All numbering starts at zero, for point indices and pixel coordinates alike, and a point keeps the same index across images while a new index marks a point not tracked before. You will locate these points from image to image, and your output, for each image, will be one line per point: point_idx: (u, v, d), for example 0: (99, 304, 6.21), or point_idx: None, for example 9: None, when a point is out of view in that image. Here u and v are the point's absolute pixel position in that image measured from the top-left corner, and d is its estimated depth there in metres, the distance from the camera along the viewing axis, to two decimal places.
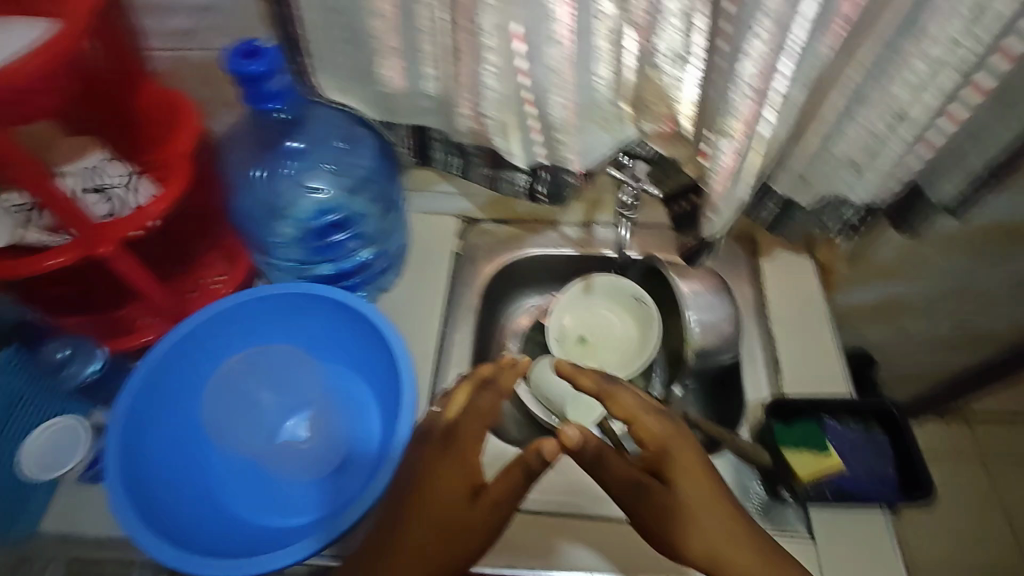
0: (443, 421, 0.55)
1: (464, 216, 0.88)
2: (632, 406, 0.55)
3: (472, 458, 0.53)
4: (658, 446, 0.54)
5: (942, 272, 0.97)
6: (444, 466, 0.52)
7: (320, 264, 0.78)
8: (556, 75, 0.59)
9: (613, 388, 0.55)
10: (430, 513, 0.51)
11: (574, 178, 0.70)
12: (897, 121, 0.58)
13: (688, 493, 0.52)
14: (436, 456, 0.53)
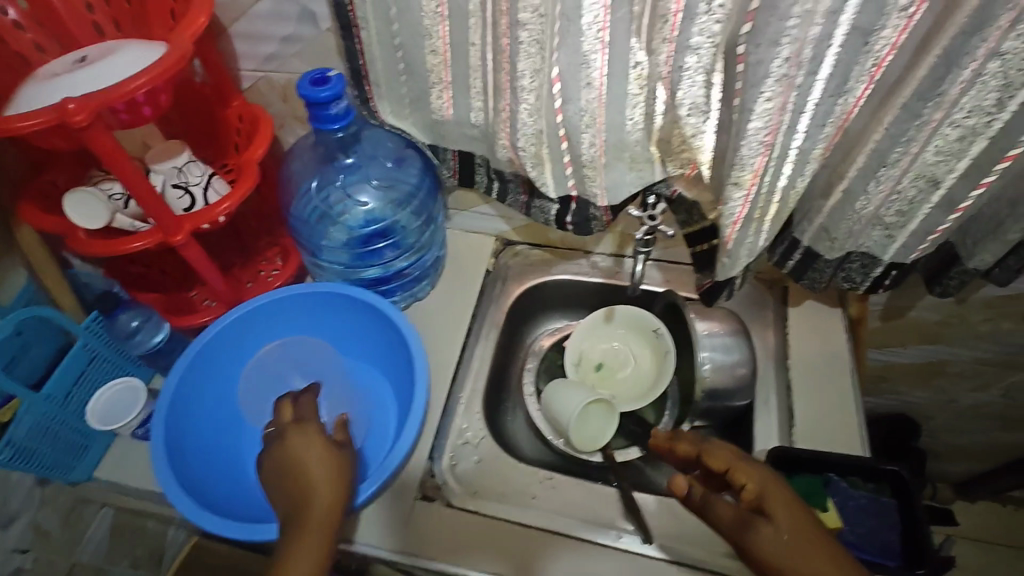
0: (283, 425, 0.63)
1: (501, 236, 0.94)
2: (726, 456, 0.59)
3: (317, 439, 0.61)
4: (755, 484, 0.56)
5: (990, 341, 0.93)
6: (299, 441, 0.60)
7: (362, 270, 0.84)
8: (587, 116, 0.64)
9: (706, 445, 0.61)
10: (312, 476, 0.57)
11: (600, 212, 0.74)
12: (932, 186, 0.59)
13: (790, 528, 0.53)
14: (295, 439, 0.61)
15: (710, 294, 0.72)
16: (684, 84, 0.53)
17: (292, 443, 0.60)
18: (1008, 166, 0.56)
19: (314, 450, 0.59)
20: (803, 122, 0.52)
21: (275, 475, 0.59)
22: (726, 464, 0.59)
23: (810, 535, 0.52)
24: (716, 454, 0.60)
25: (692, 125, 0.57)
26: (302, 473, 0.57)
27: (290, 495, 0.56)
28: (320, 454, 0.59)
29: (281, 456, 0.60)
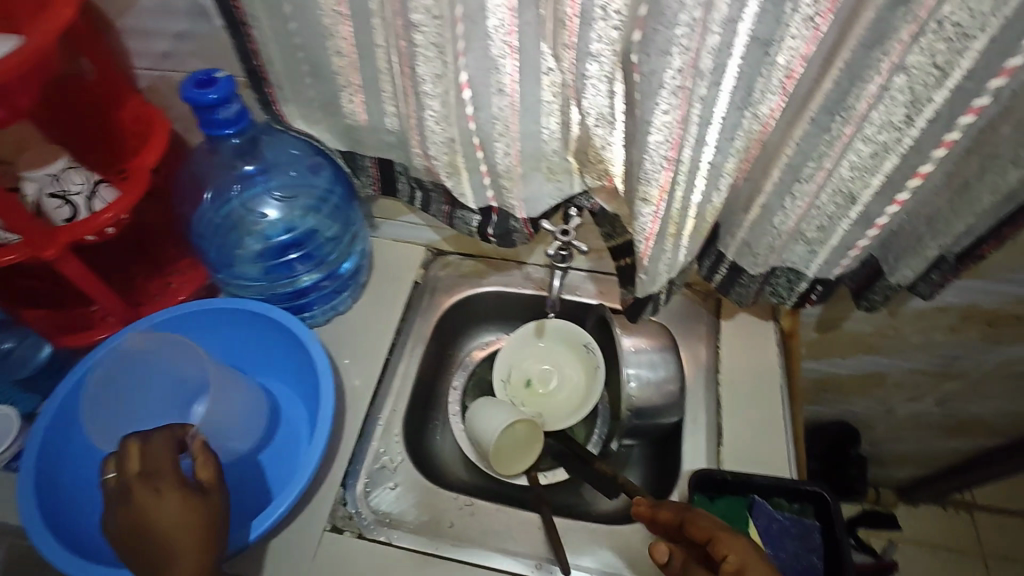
0: (128, 474, 0.55)
1: (432, 246, 0.90)
2: (709, 523, 0.52)
3: (164, 494, 0.54)
4: (736, 556, 0.48)
5: (923, 353, 0.93)
6: (152, 495, 0.54)
7: (278, 285, 0.78)
8: (500, 123, 0.61)
9: (690, 513, 0.55)
10: (166, 545, 0.52)
11: (519, 225, 0.70)
12: (849, 202, 0.57)
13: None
14: (144, 497, 0.54)
15: (633, 309, 0.69)
16: (589, 94, 0.51)
17: (139, 499, 0.53)
18: (921, 182, 0.54)
19: (167, 501, 0.54)
20: (712, 135, 0.50)
21: (126, 530, 0.53)
22: (711, 531, 0.52)
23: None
24: (698, 520, 0.53)
25: (600, 136, 0.55)
26: (153, 533, 0.52)
27: (145, 556, 0.52)
28: (178, 510, 0.54)
29: (128, 514, 0.53)
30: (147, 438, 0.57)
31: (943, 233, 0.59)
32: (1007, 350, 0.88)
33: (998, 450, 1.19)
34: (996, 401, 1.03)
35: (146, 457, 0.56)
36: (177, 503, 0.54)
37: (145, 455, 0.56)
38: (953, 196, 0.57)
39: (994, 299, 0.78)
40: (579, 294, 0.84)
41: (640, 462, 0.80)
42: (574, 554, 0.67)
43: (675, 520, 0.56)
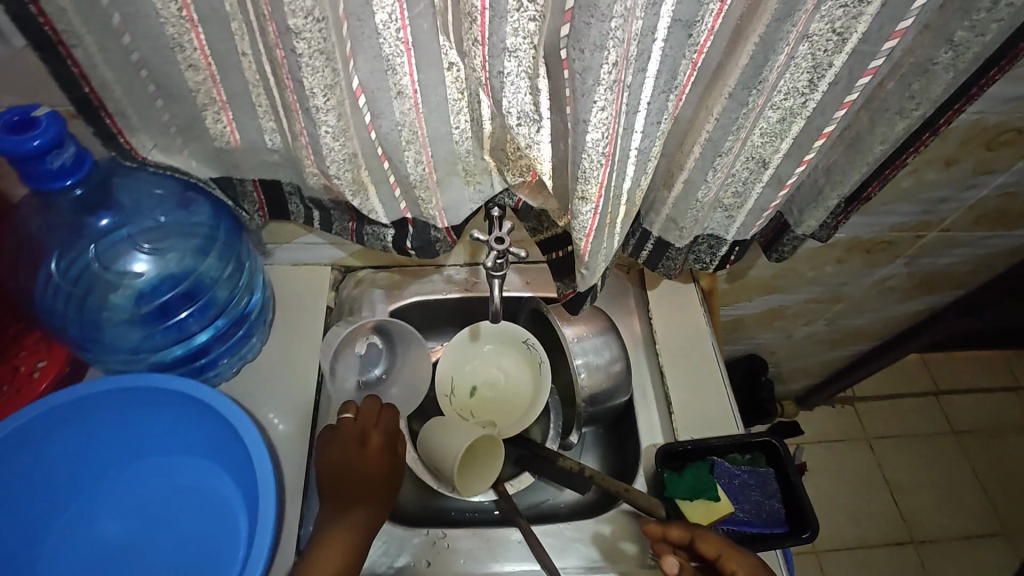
0: (352, 427, 0.66)
1: (337, 264, 0.82)
2: (718, 541, 0.58)
3: (370, 453, 0.64)
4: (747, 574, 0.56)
5: (814, 284, 1.02)
6: (375, 449, 0.65)
7: (169, 347, 0.67)
8: (405, 130, 0.54)
9: (700, 530, 0.60)
10: (357, 485, 0.62)
11: (441, 233, 0.66)
12: (761, 166, 0.59)
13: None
14: (353, 449, 0.64)
15: (574, 302, 0.67)
16: (508, 91, 0.46)
17: (372, 448, 0.64)
18: (824, 142, 0.57)
19: (371, 454, 0.64)
20: (639, 121, 0.48)
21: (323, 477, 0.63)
22: (721, 549, 0.58)
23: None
24: (708, 538, 0.59)
25: (524, 135, 0.50)
26: (357, 476, 0.63)
27: (327, 489, 0.62)
28: (382, 466, 0.64)
29: (329, 463, 0.63)
30: (381, 406, 0.69)
31: (840, 184, 0.63)
32: (880, 270, 0.99)
33: (873, 351, 1.37)
34: (872, 312, 1.16)
35: (372, 417, 0.67)
36: (376, 455, 0.64)
37: (364, 419, 0.67)
38: (847, 149, 0.60)
39: (872, 229, 0.86)
40: (508, 288, 0.82)
41: (594, 445, 0.81)
42: (559, 557, 0.67)
43: (686, 537, 0.60)
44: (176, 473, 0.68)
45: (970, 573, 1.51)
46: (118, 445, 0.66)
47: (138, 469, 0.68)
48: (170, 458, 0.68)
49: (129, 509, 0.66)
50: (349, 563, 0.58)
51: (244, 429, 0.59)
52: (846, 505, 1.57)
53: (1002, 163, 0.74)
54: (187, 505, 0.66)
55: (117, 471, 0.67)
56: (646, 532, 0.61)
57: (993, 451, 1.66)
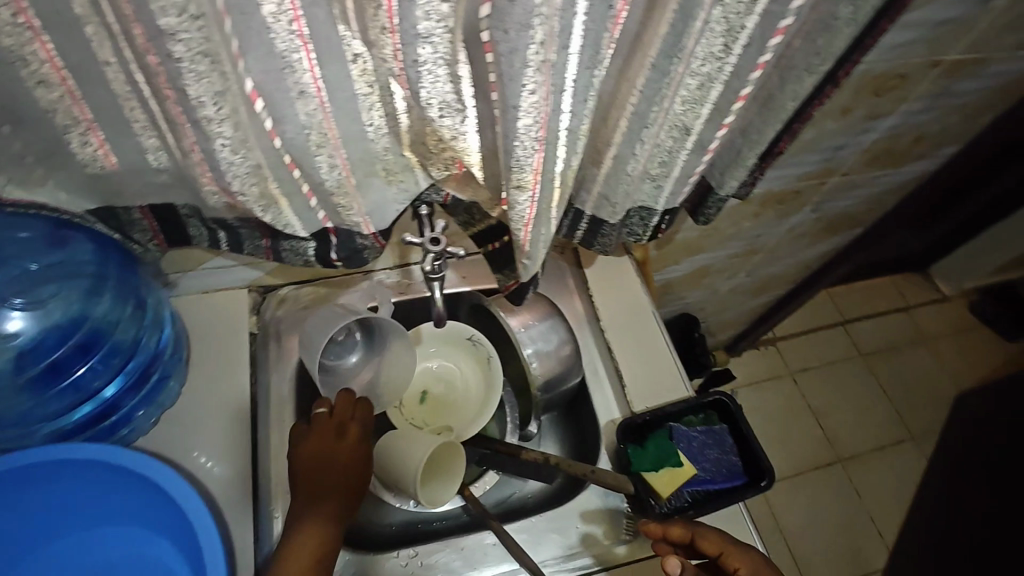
0: (328, 420, 0.63)
1: (254, 285, 0.76)
2: (719, 540, 0.60)
3: (347, 446, 0.62)
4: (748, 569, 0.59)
5: (735, 240, 1.06)
6: (350, 442, 0.62)
7: (77, 407, 0.61)
8: (314, 133, 0.49)
9: (698, 527, 0.60)
10: (334, 478, 0.60)
11: (368, 240, 0.60)
12: (684, 133, 0.58)
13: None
14: (329, 443, 0.62)
15: (517, 293, 0.66)
16: (426, 82, 0.42)
17: (350, 441, 0.62)
18: (740, 104, 0.58)
19: (347, 445, 0.62)
20: (566, 101, 0.46)
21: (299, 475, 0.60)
22: (724, 548, 0.60)
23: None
24: (710, 538, 0.60)
25: (448, 127, 0.47)
26: (334, 469, 0.60)
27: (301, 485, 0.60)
28: (360, 457, 0.62)
29: (306, 458, 0.61)
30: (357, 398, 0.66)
31: (756, 143, 0.65)
32: (791, 219, 1.05)
33: (789, 294, 1.47)
34: (786, 259, 1.24)
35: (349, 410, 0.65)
36: (350, 448, 0.62)
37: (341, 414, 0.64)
38: (761, 108, 0.62)
39: (782, 181, 0.90)
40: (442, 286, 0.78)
41: (553, 431, 0.81)
42: (534, 551, 0.66)
43: (687, 535, 0.60)
44: (100, 549, 0.60)
45: (891, 481, 1.68)
46: (21, 532, 0.58)
47: (53, 552, 0.60)
48: (89, 534, 0.60)
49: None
50: (323, 557, 0.56)
51: (172, 484, 0.53)
52: (781, 438, 1.70)
53: (889, 106, 0.80)
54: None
55: (27, 559, 0.59)
56: (645, 531, 0.60)
57: (895, 365, 1.85)
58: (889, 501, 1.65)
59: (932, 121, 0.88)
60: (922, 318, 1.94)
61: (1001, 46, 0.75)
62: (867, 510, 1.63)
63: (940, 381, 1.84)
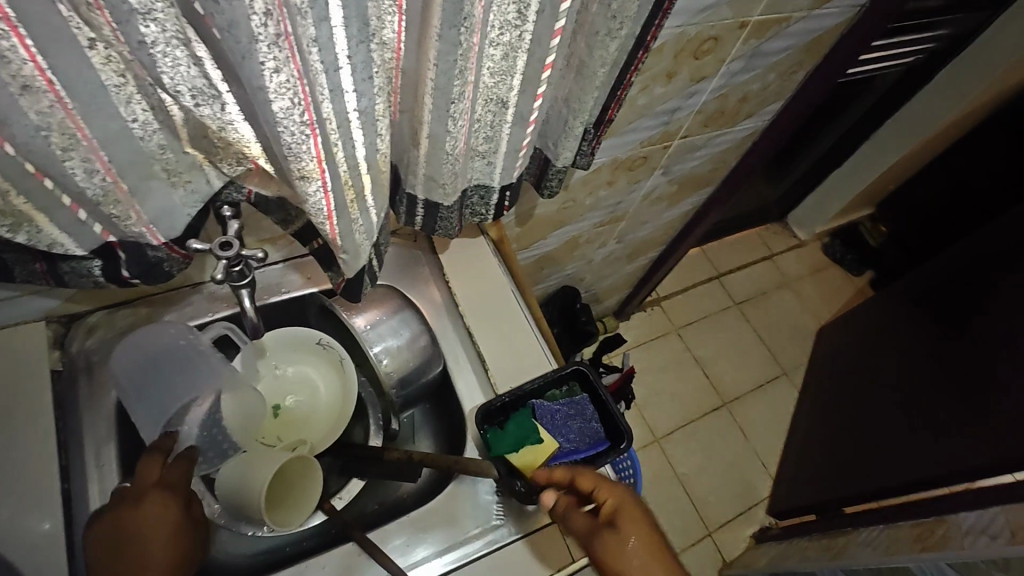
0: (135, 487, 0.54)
1: (56, 314, 0.65)
2: (593, 476, 0.61)
3: (159, 510, 0.52)
4: (613, 500, 0.60)
5: (596, 209, 1.08)
6: (156, 505, 0.53)
7: None
8: (54, 134, 0.40)
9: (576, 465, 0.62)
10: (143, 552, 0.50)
11: (160, 251, 0.54)
12: (501, 106, 0.57)
13: (641, 548, 0.56)
14: (131, 514, 0.52)
15: (351, 289, 0.63)
16: (164, 66, 0.38)
17: (158, 507, 0.53)
18: (550, 72, 0.57)
19: (156, 511, 0.52)
20: (346, 80, 0.42)
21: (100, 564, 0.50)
22: (597, 484, 0.61)
23: (656, 551, 0.56)
24: (585, 474, 0.61)
25: (211, 117, 0.44)
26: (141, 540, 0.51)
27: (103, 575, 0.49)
28: (175, 518, 0.53)
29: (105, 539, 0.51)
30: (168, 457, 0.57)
31: (580, 111, 0.65)
32: (645, 183, 1.08)
33: (662, 255, 1.54)
34: (651, 222, 1.29)
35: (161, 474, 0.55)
36: (160, 511, 0.52)
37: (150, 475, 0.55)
38: (577, 77, 0.62)
39: (627, 148, 0.92)
40: (285, 290, 0.72)
41: (425, 423, 0.78)
42: (404, 556, 0.63)
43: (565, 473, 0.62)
44: None
45: (770, 416, 1.83)
46: None
47: None
48: None
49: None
50: None
51: None
52: (671, 390, 1.80)
53: (709, 69, 0.83)
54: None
55: None
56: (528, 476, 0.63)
57: (765, 310, 2.01)
58: (770, 433, 1.80)
59: (754, 80, 0.94)
60: (784, 264, 2.12)
61: (796, 6, 0.81)
62: (752, 446, 1.77)
63: (804, 319, 2.03)
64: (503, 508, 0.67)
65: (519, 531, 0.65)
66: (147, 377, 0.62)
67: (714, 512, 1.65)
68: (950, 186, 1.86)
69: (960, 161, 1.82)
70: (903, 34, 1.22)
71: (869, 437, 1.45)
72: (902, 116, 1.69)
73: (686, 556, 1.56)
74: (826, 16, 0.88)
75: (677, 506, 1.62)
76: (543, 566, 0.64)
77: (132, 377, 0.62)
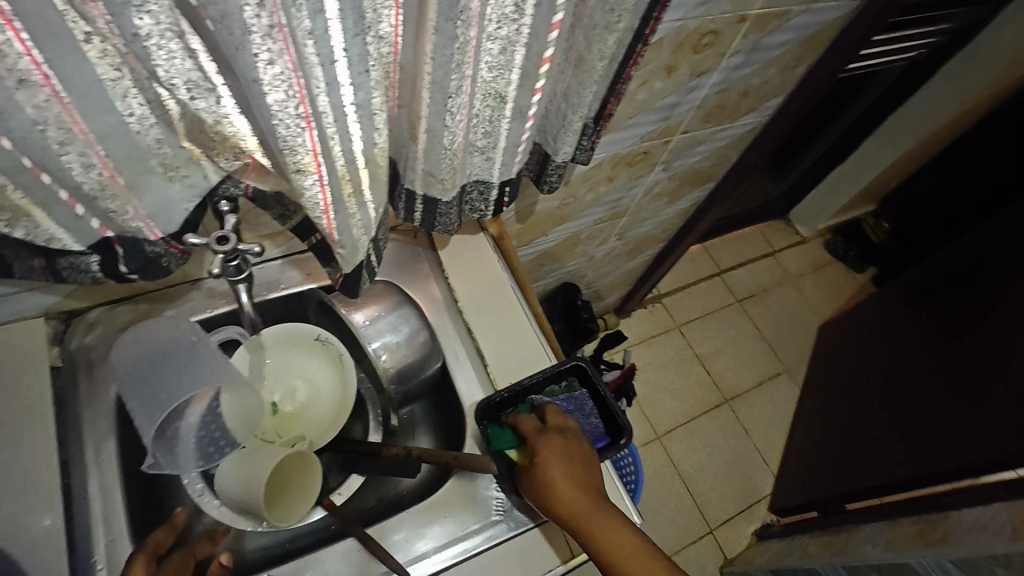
0: None
1: (55, 311, 0.65)
2: (530, 424, 0.65)
3: None
4: (538, 442, 0.64)
5: (597, 205, 1.08)
6: None
7: None
8: (51, 129, 0.40)
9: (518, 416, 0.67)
10: None
11: (158, 246, 0.54)
12: (500, 101, 0.57)
13: (562, 481, 0.61)
14: None
15: (349, 284, 0.63)
16: (160, 59, 0.38)
17: None
18: (549, 66, 0.57)
19: None
20: (342, 73, 0.42)
21: None
22: (529, 426, 0.65)
23: (571, 481, 0.61)
24: (525, 423, 0.66)
25: (206, 110, 0.44)
26: None
27: None
28: None
29: None
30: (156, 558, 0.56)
31: (579, 106, 0.64)
32: (646, 179, 1.08)
33: (663, 252, 1.53)
34: (652, 218, 1.28)
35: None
36: None
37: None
38: (577, 72, 0.61)
39: (628, 143, 0.92)
40: (285, 286, 0.72)
41: (424, 419, 0.78)
42: (405, 551, 0.63)
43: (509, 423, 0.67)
44: None
45: (771, 412, 1.83)
46: None
47: None
48: None
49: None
50: None
51: None
52: (672, 387, 1.79)
53: (710, 63, 0.83)
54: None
55: None
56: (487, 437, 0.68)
57: (767, 307, 2.01)
58: (772, 430, 1.80)
59: (754, 75, 0.94)
60: (786, 261, 2.12)
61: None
62: (754, 442, 1.77)
63: (806, 316, 2.02)
64: (502, 504, 0.66)
65: (521, 526, 0.65)
66: (143, 374, 0.61)
67: (715, 509, 1.64)
68: (953, 182, 1.86)
69: (963, 157, 1.81)
70: (905, 28, 1.21)
71: (870, 434, 1.45)
72: (904, 111, 1.68)
73: (687, 553, 1.55)
74: (827, 10, 0.87)
75: (678, 503, 1.62)
76: (541, 558, 0.64)
77: (130, 370, 0.61)
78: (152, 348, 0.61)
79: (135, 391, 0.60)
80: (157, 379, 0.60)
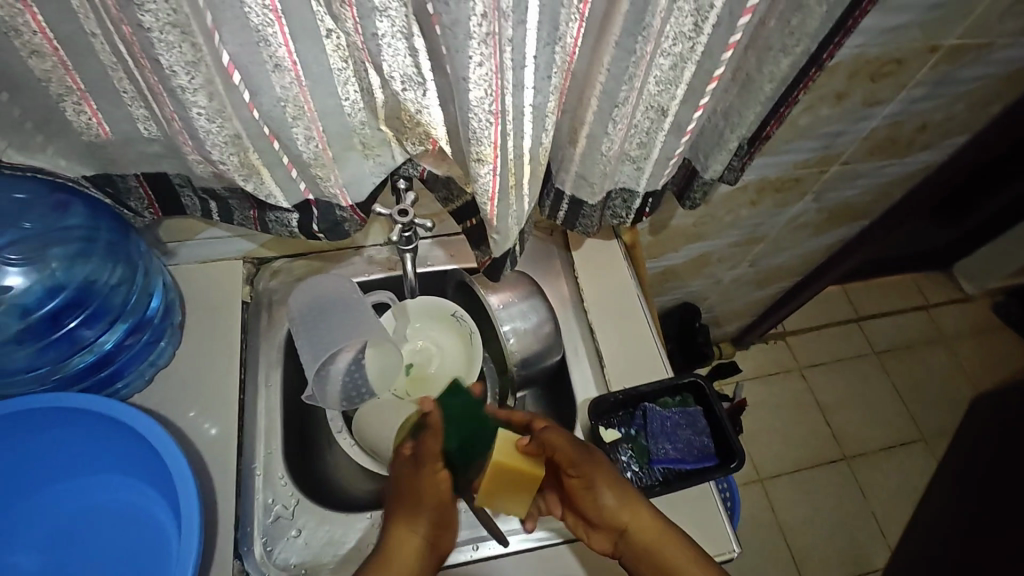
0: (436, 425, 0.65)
1: (251, 256, 0.78)
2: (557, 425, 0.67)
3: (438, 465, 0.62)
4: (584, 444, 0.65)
5: (734, 228, 1.05)
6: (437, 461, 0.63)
7: (76, 355, 0.64)
8: (290, 106, 0.49)
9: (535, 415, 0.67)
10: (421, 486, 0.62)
11: (347, 213, 0.63)
12: (661, 114, 0.58)
13: (608, 483, 0.63)
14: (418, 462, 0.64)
15: (493, 268, 0.69)
16: (387, 54, 0.46)
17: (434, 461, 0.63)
18: (716, 84, 0.58)
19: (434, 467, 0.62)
20: (529, 77, 0.46)
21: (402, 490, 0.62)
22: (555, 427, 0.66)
23: (621, 489, 0.63)
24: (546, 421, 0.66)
25: (412, 100, 0.51)
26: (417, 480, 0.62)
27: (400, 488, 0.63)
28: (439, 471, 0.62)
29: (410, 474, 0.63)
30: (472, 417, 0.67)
31: (738, 126, 0.65)
32: (792, 207, 1.03)
33: (796, 287, 1.45)
34: (791, 248, 1.22)
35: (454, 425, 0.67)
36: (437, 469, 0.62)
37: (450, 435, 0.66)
38: (741, 91, 0.62)
39: (778, 168, 0.89)
40: (431, 264, 0.81)
41: (535, 407, 0.83)
42: (504, 521, 0.67)
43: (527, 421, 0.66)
44: (114, 490, 0.63)
45: (898, 481, 1.64)
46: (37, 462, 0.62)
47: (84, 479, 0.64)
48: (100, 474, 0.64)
49: (60, 545, 0.62)
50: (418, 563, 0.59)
51: (146, 428, 0.57)
52: (785, 431, 1.68)
53: (886, 93, 0.78)
54: (123, 529, 0.62)
55: (63, 482, 0.64)
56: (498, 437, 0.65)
57: (909, 365, 1.81)
58: (896, 500, 1.62)
59: (935, 109, 0.86)
60: (941, 318, 1.88)
61: (1001, 32, 0.73)
62: (871, 508, 1.60)
63: (957, 383, 1.79)
64: None
65: None
66: (309, 321, 0.72)
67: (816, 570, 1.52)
68: None
69: None
70: None
71: None
72: None
73: None
74: None
75: (773, 553, 1.52)
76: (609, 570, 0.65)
77: (303, 313, 0.72)
78: (319, 299, 0.72)
79: (302, 334, 0.72)
80: (323, 327, 0.72)
